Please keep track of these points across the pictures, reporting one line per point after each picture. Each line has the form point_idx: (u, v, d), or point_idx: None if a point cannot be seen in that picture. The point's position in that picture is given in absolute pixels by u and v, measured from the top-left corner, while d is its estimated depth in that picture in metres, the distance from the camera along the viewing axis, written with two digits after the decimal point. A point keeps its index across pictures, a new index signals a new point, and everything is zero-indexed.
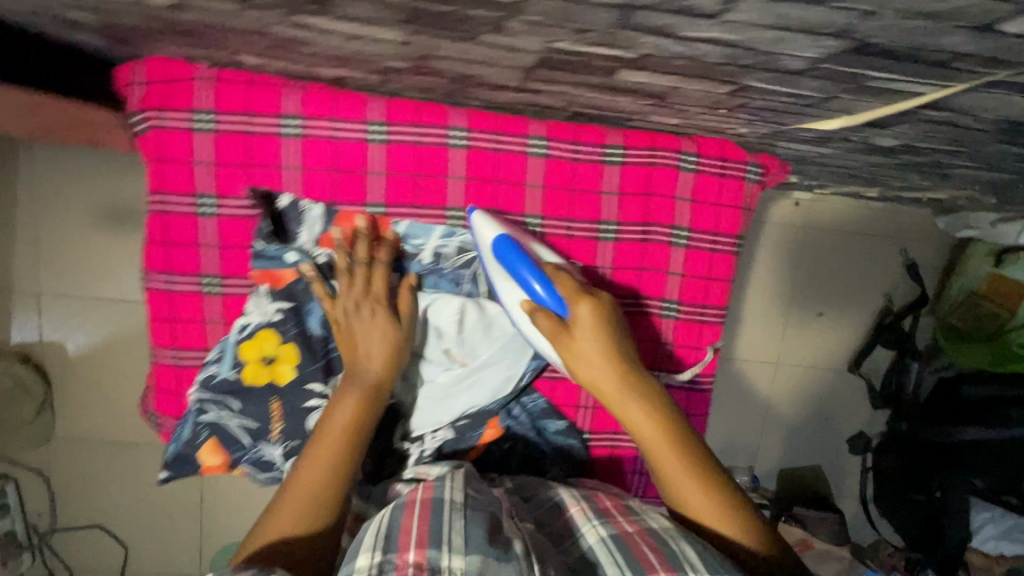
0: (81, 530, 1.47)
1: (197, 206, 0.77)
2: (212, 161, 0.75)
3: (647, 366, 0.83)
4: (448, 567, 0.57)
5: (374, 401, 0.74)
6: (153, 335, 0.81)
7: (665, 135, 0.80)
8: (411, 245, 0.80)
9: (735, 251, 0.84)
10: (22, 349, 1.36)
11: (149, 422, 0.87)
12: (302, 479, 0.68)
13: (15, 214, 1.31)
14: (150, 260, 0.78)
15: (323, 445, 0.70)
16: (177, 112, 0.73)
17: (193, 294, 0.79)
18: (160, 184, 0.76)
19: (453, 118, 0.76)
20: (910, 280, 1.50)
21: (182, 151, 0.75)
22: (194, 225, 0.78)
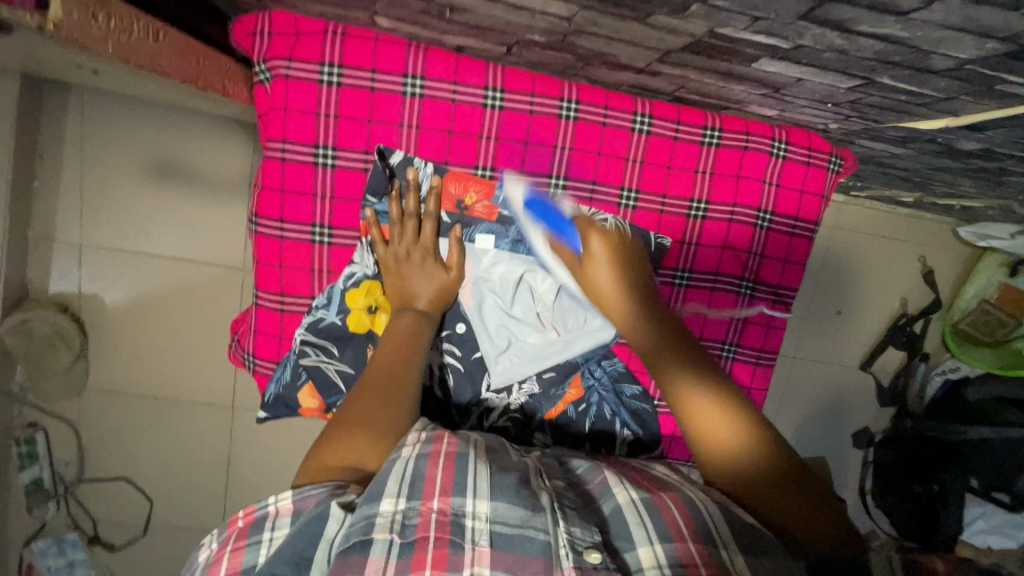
0: (106, 482, 1.48)
1: (314, 156, 0.79)
2: (330, 114, 0.77)
3: (718, 339, 0.88)
4: (473, 512, 0.55)
5: (424, 330, 0.77)
6: (260, 279, 0.84)
7: (758, 123, 0.84)
8: (511, 211, 0.82)
9: (812, 236, 0.88)
10: (60, 299, 1.36)
11: (241, 364, 0.92)
12: (362, 399, 0.68)
13: (63, 163, 1.31)
14: (262, 206, 0.81)
15: (381, 368, 0.72)
16: (302, 63, 0.75)
17: (303, 242, 0.82)
18: (278, 133, 0.78)
19: (564, 90, 0.79)
20: (926, 286, 1.58)
21: (301, 102, 0.77)
22: (311, 175, 0.80)
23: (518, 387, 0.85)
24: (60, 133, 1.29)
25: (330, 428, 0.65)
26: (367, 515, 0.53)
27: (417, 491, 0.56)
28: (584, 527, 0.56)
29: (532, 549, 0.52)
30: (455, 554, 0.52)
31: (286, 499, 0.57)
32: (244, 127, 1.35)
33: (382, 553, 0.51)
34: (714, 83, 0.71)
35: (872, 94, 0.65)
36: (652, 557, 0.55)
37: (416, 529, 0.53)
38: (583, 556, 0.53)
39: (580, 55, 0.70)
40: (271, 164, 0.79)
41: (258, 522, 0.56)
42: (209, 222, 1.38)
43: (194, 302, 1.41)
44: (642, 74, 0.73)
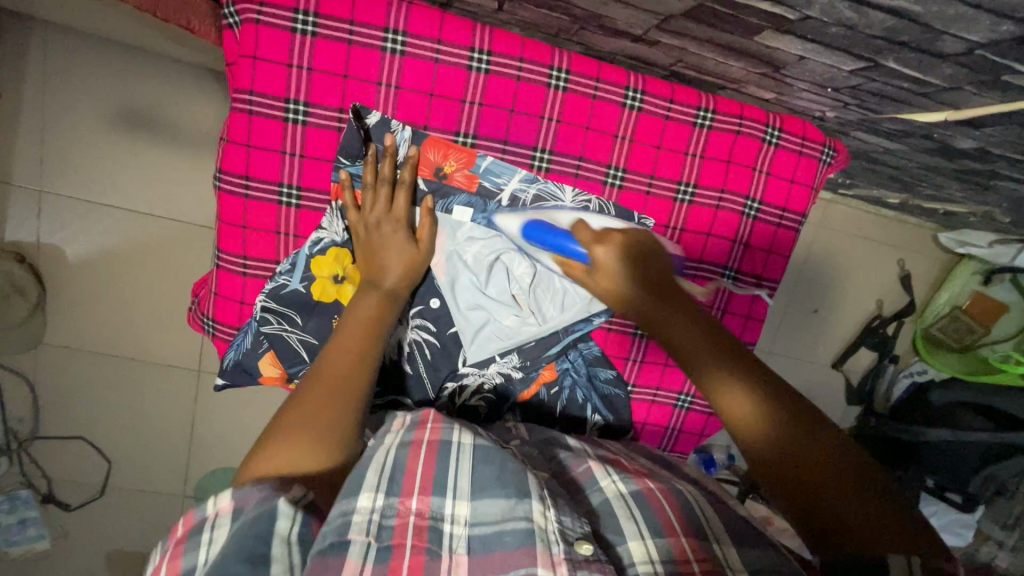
0: (62, 440, 1.43)
1: (286, 111, 0.74)
2: (307, 66, 0.73)
3: None
4: (453, 515, 0.55)
5: (389, 313, 0.74)
6: (222, 240, 0.80)
7: (752, 107, 0.81)
8: (490, 182, 0.79)
9: (798, 229, 0.86)
10: (16, 248, 1.28)
11: (201, 329, 0.88)
12: (310, 392, 0.62)
13: (23, 104, 1.23)
14: (227, 161, 0.76)
15: (336, 359, 0.66)
16: (278, 6, 0.70)
17: (270, 203, 0.78)
18: (250, 84, 0.73)
19: (556, 58, 0.76)
20: (902, 290, 1.59)
21: (275, 49, 0.71)
22: (281, 130, 0.75)
23: (497, 361, 0.83)
24: (20, 70, 1.21)
25: (276, 417, 0.62)
26: (344, 513, 0.51)
27: (396, 487, 0.55)
28: (574, 518, 0.56)
29: (512, 543, 0.52)
30: (431, 560, 0.51)
31: (226, 498, 0.52)
32: (219, 79, 1.28)
33: (359, 556, 0.49)
34: (712, 58, 0.69)
35: (874, 80, 0.64)
36: (646, 552, 0.54)
37: (392, 531, 0.52)
38: (574, 547, 0.52)
39: (575, 17, 0.67)
40: (237, 117, 0.74)
41: (197, 529, 0.51)
42: (177, 177, 1.31)
43: (160, 260, 1.35)
44: (639, 42, 0.70)
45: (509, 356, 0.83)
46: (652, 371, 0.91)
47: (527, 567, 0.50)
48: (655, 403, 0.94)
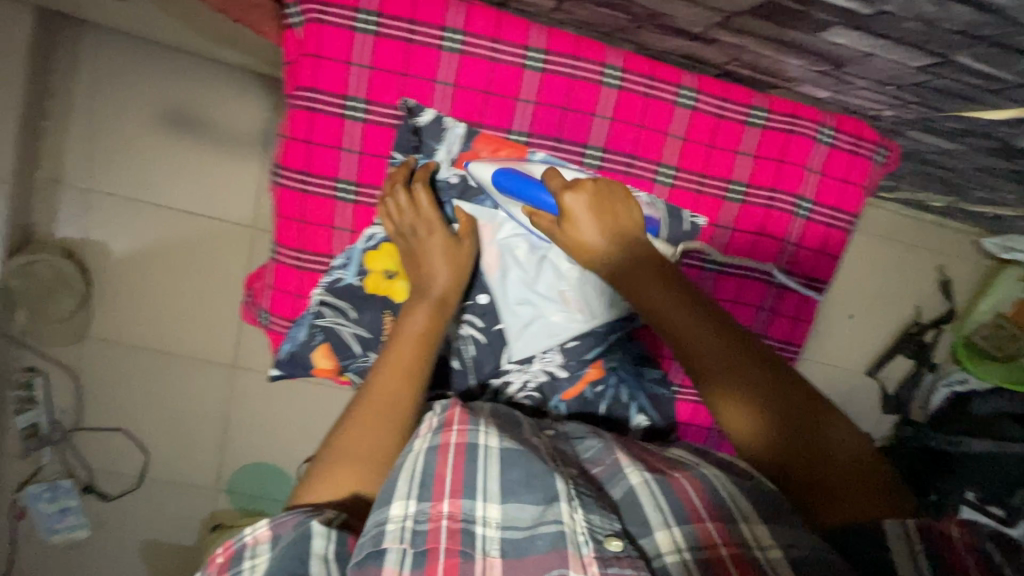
0: (103, 431, 1.47)
1: (345, 108, 0.76)
2: (370, 66, 0.75)
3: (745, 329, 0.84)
4: (483, 517, 0.57)
5: (440, 319, 0.76)
6: (280, 233, 0.82)
7: (806, 107, 0.80)
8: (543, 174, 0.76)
9: (850, 229, 0.84)
10: (65, 244, 1.33)
11: (255, 321, 0.90)
12: (373, 410, 0.68)
13: (76, 105, 1.28)
14: (288, 156, 0.78)
15: (392, 378, 0.70)
16: (341, 8, 0.72)
17: (327, 199, 0.80)
18: (313, 81, 0.74)
19: (610, 57, 0.76)
20: (942, 296, 1.55)
21: (337, 49, 0.73)
22: (340, 126, 0.77)
23: (539, 357, 0.83)
24: (74, 73, 1.26)
25: (332, 444, 0.66)
26: (378, 523, 0.56)
27: (428, 492, 0.58)
28: (603, 515, 0.58)
29: (543, 546, 0.55)
30: (465, 562, 0.54)
31: (262, 527, 0.58)
32: (261, 81, 1.31)
33: (396, 563, 0.54)
34: (769, 55, 0.69)
35: (942, 76, 0.63)
36: (671, 540, 0.57)
37: (426, 536, 0.55)
38: (604, 544, 0.55)
39: (633, 15, 0.68)
40: (298, 113, 0.76)
41: (236, 556, 0.57)
42: (217, 177, 1.34)
43: (199, 258, 1.38)
44: (695, 41, 0.71)
45: (551, 352, 0.84)
46: None
47: (554, 567, 0.53)
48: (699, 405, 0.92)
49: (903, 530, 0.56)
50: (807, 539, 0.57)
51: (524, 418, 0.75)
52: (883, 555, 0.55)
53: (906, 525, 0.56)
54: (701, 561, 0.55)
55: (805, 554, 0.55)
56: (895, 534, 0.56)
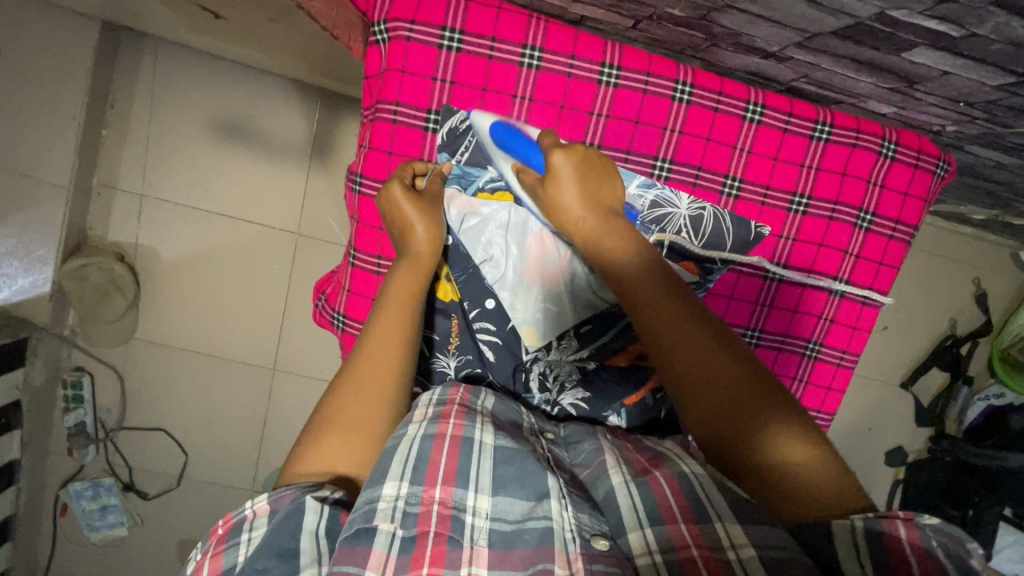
0: (145, 431, 1.50)
1: (427, 121, 0.79)
2: (450, 79, 0.77)
3: (803, 337, 0.84)
4: (474, 506, 0.53)
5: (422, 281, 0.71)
6: (360, 239, 0.85)
7: (868, 122, 0.81)
8: None
9: (910, 241, 0.84)
10: (117, 248, 1.38)
11: (329, 324, 0.91)
12: (361, 380, 0.64)
13: (133, 114, 1.33)
14: (370, 166, 0.81)
15: (375, 344, 0.66)
16: (427, 25, 0.75)
17: None
18: (397, 95, 0.77)
19: (681, 73, 0.77)
20: (977, 308, 1.54)
21: (420, 64, 0.76)
22: (421, 139, 0.79)
23: (556, 345, 0.79)
24: (132, 84, 1.32)
25: (318, 422, 0.61)
26: (370, 500, 0.51)
27: (421, 476, 0.54)
28: (592, 515, 0.55)
29: (531, 541, 0.51)
30: (452, 551, 0.50)
31: (263, 500, 0.54)
32: (309, 91, 1.34)
33: (383, 546, 0.49)
34: (842, 73, 0.73)
35: (1017, 95, 0.68)
36: (643, 543, 0.52)
37: (417, 519, 0.51)
38: (591, 543, 0.51)
39: (711, 34, 0.72)
40: (382, 125, 0.79)
41: (236, 527, 0.53)
42: (264, 184, 1.38)
43: (242, 262, 1.41)
44: (768, 59, 0.75)
45: (567, 339, 0.79)
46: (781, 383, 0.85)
47: (539, 563, 0.49)
48: None
49: (853, 538, 0.47)
50: (781, 536, 0.49)
51: (525, 420, 0.72)
52: (831, 555, 0.47)
53: (855, 528, 0.48)
54: (673, 563, 0.49)
55: (780, 554, 0.47)
56: (844, 536, 0.48)
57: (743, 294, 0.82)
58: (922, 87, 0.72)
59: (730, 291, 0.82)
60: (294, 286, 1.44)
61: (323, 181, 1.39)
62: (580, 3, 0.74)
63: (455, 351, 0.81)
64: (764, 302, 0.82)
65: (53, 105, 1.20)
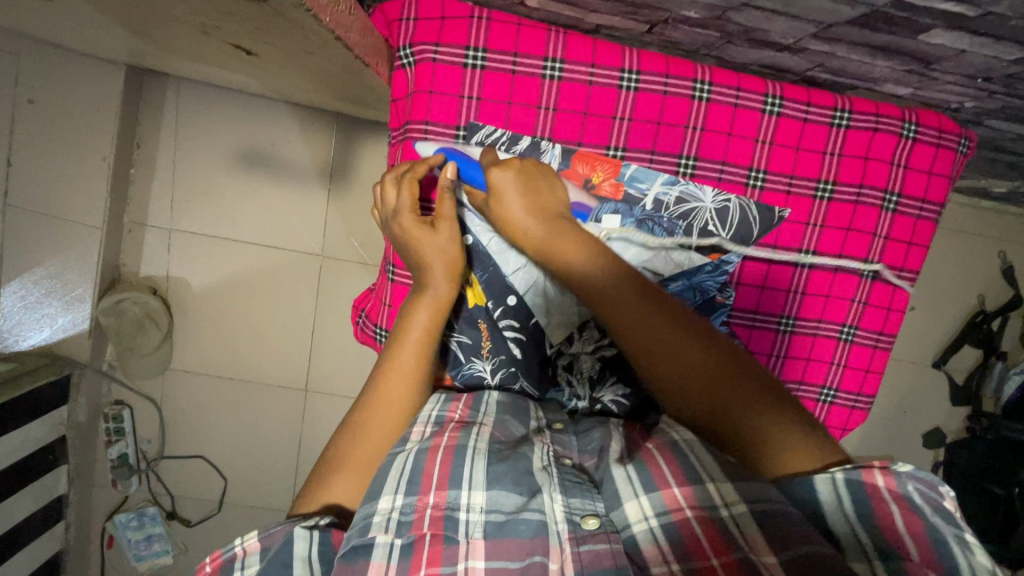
0: (183, 459, 1.53)
1: (456, 137, 0.81)
2: (476, 95, 0.79)
3: (837, 321, 0.84)
4: (468, 504, 0.55)
5: (441, 318, 0.74)
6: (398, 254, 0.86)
7: (886, 105, 0.82)
8: (636, 189, 0.77)
9: (937, 219, 0.84)
10: (150, 283, 1.42)
11: (372, 340, 0.92)
12: (378, 419, 0.67)
13: (158, 152, 1.38)
14: None
15: (383, 393, 0.69)
16: (452, 46, 0.78)
17: None
18: (427, 114, 0.80)
19: (699, 72, 0.79)
20: (1005, 283, 1.53)
21: (448, 83, 0.79)
22: None
23: (578, 337, 0.81)
24: (158, 124, 1.37)
25: (331, 459, 0.65)
26: (366, 515, 0.54)
27: (415, 487, 0.56)
28: (585, 497, 0.56)
29: (527, 531, 0.52)
30: (449, 548, 0.52)
31: (252, 538, 0.56)
32: (326, 116, 1.38)
33: (383, 558, 0.51)
34: (859, 60, 0.75)
35: None
36: (639, 510, 0.54)
37: (411, 527, 0.53)
38: (580, 524, 0.52)
39: (727, 33, 0.74)
40: (412, 144, 0.81)
41: (226, 565, 0.55)
42: (287, 211, 1.42)
43: (268, 289, 1.45)
44: (783, 52, 0.77)
45: (589, 330, 0.81)
46: (819, 366, 0.85)
47: (536, 553, 0.51)
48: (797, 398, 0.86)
49: (836, 493, 0.50)
50: (770, 490, 0.51)
51: (532, 418, 0.73)
52: (817, 511, 0.51)
53: (838, 483, 0.51)
54: (668, 525, 0.52)
55: (769, 507, 0.49)
56: (830, 494, 0.51)
57: (775, 282, 0.82)
58: (938, 66, 0.73)
59: (762, 280, 0.82)
60: (321, 307, 1.47)
61: (344, 204, 1.42)
62: (596, 14, 0.77)
63: (488, 353, 0.82)
64: (795, 288, 0.82)
65: (85, 151, 1.26)
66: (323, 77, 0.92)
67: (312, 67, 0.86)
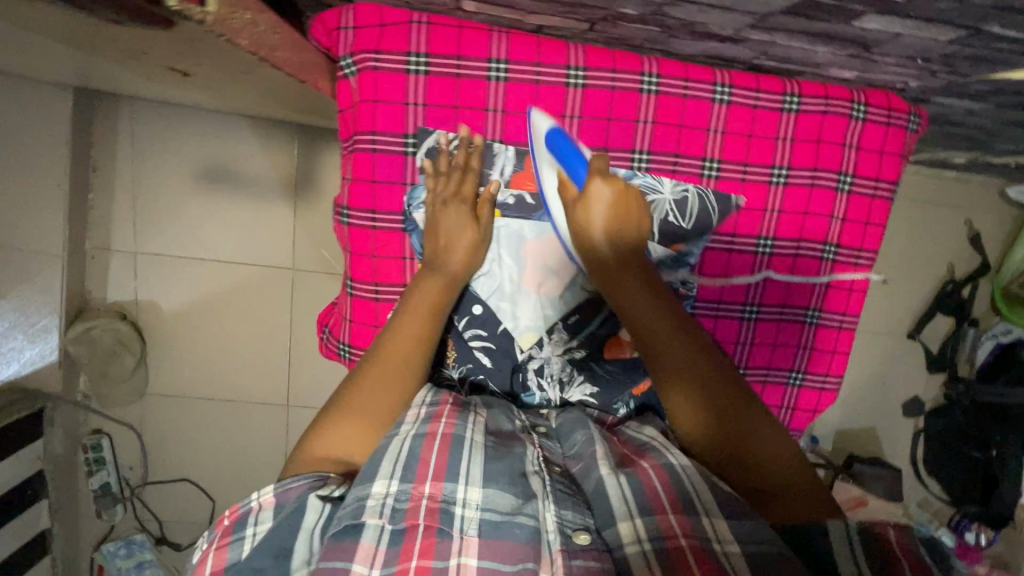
0: (167, 484, 1.51)
1: (405, 146, 0.80)
2: (423, 102, 0.78)
3: (800, 304, 0.85)
4: (464, 499, 0.54)
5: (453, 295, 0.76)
6: (354, 269, 0.85)
7: (834, 87, 0.82)
8: None
9: (893, 197, 0.85)
10: (118, 307, 1.39)
11: (336, 356, 0.91)
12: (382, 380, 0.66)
13: (114, 174, 1.35)
14: (354, 197, 0.82)
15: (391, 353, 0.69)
16: (393, 53, 0.76)
17: (395, 231, 0.83)
18: (374, 124, 0.79)
19: (647, 65, 0.78)
20: (973, 251, 1.55)
21: (394, 92, 0.77)
22: (401, 164, 0.81)
23: (548, 340, 0.82)
24: (111, 146, 1.33)
25: (335, 408, 0.64)
26: (358, 497, 0.52)
27: (410, 475, 0.55)
28: (576, 510, 0.56)
29: (522, 535, 0.52)
30: (442, 542, 0.51)
31: (268, 493, 0.55)
32: (284, 128, 1.35)
33: (372, 540, 0.51)
34: (799, 46, 0.74)
35: (972, 45, 0.68)
36: (633, 531, 0.53)
37: (405, 515, 0.52)
38: (572, 538, 0.52)
39: (667, 26, 0.73)
40: (362, 156, 0.80)
41: (241, 519, 0.55)
42: (253, 225, 1.39)
43: (242, 305, 1.43)
44: (726, 41, 0.77)
45: (557, 332, 0.82)
46: (786, 351, 0.86)
47: (527, 560, 0.50)
48: (767, 384, 0.88)
49: (847, 537, 0.51)
50: (768, 531, 0.52)
51: (517, 420, 0.73)
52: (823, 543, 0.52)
53: (850, 529, 0.52)
54: (660, 550, 0.51)
55: (765, 548, 0.50)
56: (839, 538, 0.52)
57: (737, 271, 0.83)
58: (878, 48, 0.73)
59: (723, 269, 0.83)
60: (297, 320, 1.45)
61: (310, 215, 1.40)
62: (535, 13, 0.75)
63: (455, 361, 0.81)
64: (757, 276, 0.83)
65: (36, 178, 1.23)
66: (271, 90, 0.90)
67: (256, 82, 0.84)
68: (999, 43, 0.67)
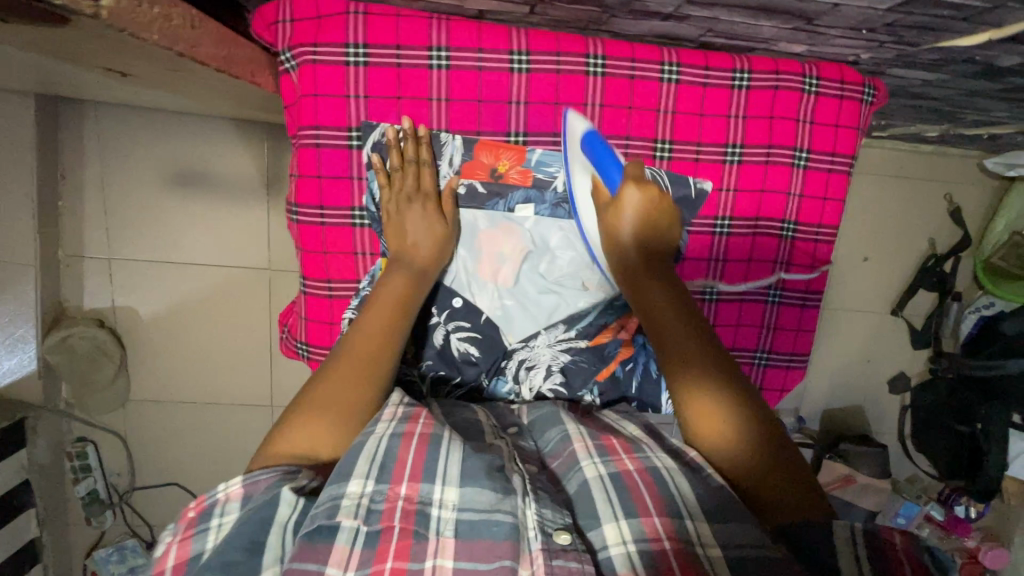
0: (157, 488, 1.52)
1: (350, 139, 0.79)
2: (366, 94, 0.77)
3: (760, 282, 0.84)
4: (440, 499, 0.54)
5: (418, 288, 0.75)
6: (306, 267, 0.84)
7: (785, 61, 0.81)
8: (544, 173, 0.81)
9: (851, 170, 0.84)
10: (95, 314, 1.39)
11: (295, 354, 0.91)
12: (348, 371, 0.65)
13: (82, 180, 1.33)
14: (300, 193, 0.81)
15: (358, 344, 0.68)
16: (331, 45, 0.75)
17: (344, 227, 0.82)
18: (318, 118, 0.78)
19: (591, 47, 0.77)
20: (953, 225, 1.54)
21: (336, 84, 0.76)
22: (346, 158, 0.80)
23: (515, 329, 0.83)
24: (75, 151, 1.31)
25: (301, 402, 0.63)
26: (333, 496, 0.51)
27: (387, 475, 0.55)
28: (555, 510, 0.55)
29: (499, 533, 0.52)
30: (418, 544, 0.51)
31: (236, 484, 0.55)
32: (249, 127, 1.34)
33: (347, 541, 0.50)
34: (743, 21, 0.73)
35: (913, 13, 0.67)
36: (619, 534, 0.52)
37: (381, 515, 0.52)
38: (552, 537, 0.52)
39: (606, 6, 0.72)
40: (306, 152, 0.79)
41: (207, 510, 0.54)
42: (225, 227, 1.38)
43: (220, 308, 1.42)
44: (668, 20, 0.75)
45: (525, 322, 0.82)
46: (749, 331, 0.87)
47: (505, 557, 0.50)
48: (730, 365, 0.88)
49: (848, 532, 0.51)
50: (758, 535, 0.50)
51: (485, 422, 0.71)
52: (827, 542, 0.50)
53: (854, 529, 0.51)
54: (646, 551, 0.51)
55: (757, 553, 0.49)
56: (842, 534, 0.51)
57: (695, 252, 0.83)
58: (821, 20, 0.71)
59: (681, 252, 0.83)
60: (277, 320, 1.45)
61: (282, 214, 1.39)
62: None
63: (416, 355, 0.80)
64: (715, 257, 0.83)
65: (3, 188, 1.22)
66: (222, 88, 0.89)
67: (205, 80, 0.83)
68: (941, 10, 0.66)
